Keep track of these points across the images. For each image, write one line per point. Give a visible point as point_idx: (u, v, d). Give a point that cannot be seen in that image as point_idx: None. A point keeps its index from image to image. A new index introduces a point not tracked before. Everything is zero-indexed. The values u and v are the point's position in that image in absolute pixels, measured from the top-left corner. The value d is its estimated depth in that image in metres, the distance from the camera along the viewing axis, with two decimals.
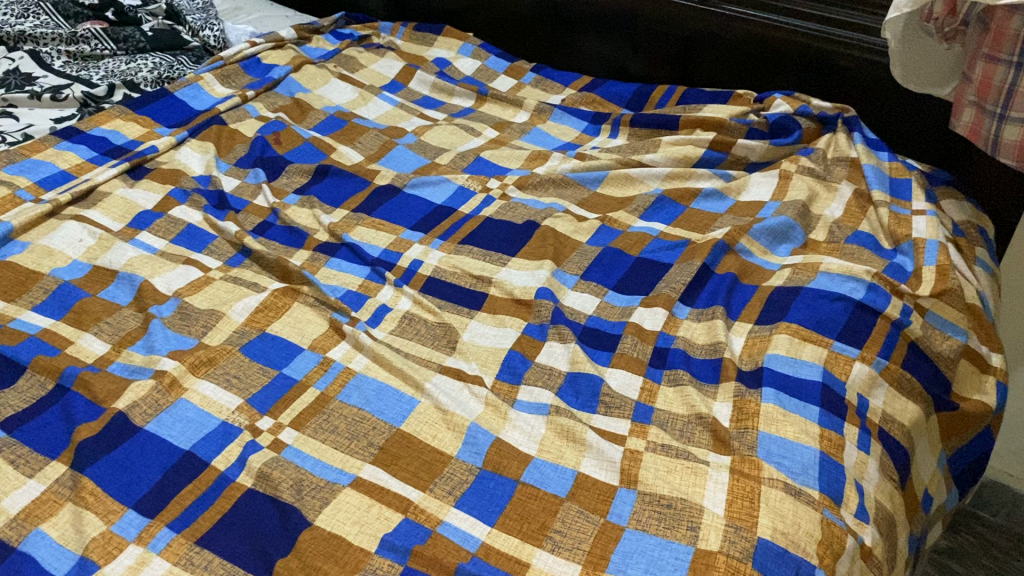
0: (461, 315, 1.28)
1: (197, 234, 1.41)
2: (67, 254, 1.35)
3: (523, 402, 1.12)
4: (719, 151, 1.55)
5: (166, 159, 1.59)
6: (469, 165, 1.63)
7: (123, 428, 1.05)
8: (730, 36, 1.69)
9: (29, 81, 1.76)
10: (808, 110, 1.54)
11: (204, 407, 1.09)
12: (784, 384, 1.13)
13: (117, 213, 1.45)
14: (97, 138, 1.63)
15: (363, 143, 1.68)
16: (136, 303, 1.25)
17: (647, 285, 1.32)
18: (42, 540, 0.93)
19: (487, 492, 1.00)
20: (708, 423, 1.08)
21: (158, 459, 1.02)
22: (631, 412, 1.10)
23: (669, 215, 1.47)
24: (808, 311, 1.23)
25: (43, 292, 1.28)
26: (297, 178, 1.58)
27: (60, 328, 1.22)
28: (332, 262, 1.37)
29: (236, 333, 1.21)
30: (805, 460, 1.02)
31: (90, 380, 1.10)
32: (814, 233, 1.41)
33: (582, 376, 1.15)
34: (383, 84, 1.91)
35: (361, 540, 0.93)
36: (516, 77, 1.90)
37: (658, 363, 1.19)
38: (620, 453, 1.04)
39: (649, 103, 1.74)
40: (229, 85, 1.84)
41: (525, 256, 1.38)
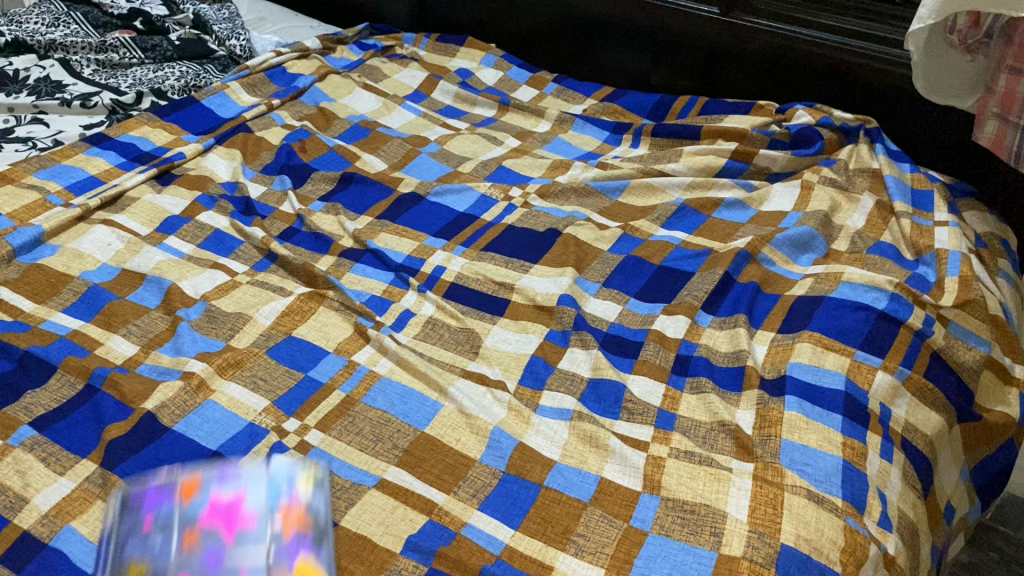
0: (484, 320, 1.29)
1: (224, 240, 1.43)
2: (96, 258, 1.37)
3: (546, 407, 1.12)
4: (740, 161, 1.55)
5: (194, 166, 1.61)
6: (492, 173, 1.64)
7: (152, 427, 1.06)
8: (751, 46, 1.70)
9: (59, 89, 1.79)
10: (830, 121, 1.56)
11: (231, 408, 1.10)
12: (807, 392, 1.13)
13: (146, 217, 1.47)
14: (125, 144, 1.65)
15: (387, 151, 1.69)
16: (164, 306, 1.27)
17: (669, 293, 1.33)
18: (73, 537, 0.94)
19: (510, 495, 1.00)
20: (730, 430, 1.08)
21: (186, 459, 1.03)
22: (654, 419, 1.11)
23: (691, 223, 1.48)
24: (831, 320, 1.23)
25: (73, 295, 1.30)
26: (322, 185, 1.59)
27: (90, 329, 1.23)
28: (357, 267, 1.38)
29: (263, 335, 1.22)
30: (828, 468, 1.03)
31: (120, 381, 1.12)
32: (837, 243, 1.41)
33: (604, 382, 1.15)
34: (406, 93, 1.92)
35: (386, 541, 0.94)
36: (539, 87, 1.92)
37: (681, 371, 1.19)
38: (643, 459, 1.05)
39: (670, 113, 1.75)
40: (255, 93, 1.86)
41: (548, 264, 1.39)
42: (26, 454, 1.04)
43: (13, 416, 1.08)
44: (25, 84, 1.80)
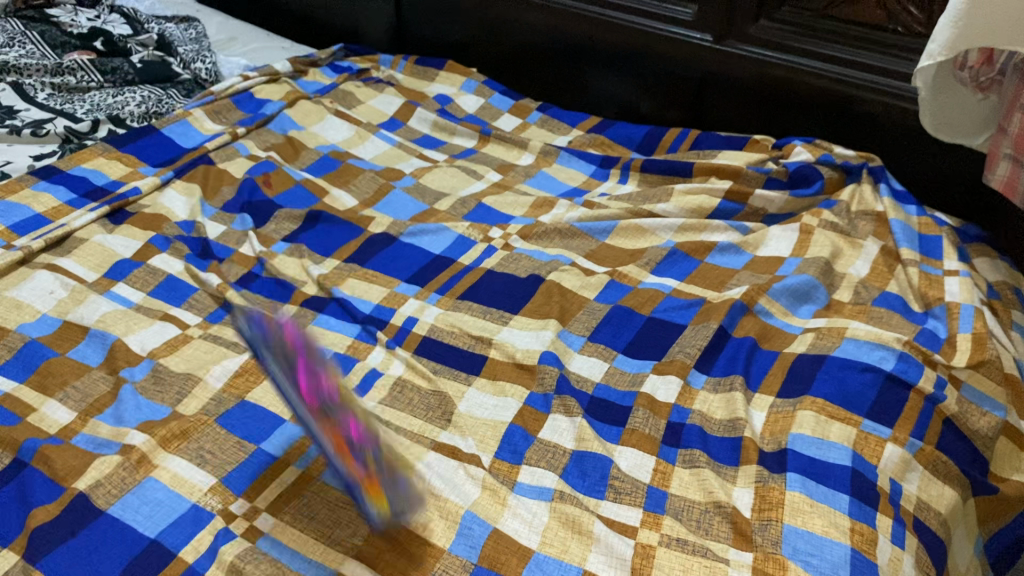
0: (458, 381, 1.18)
1: (177, 286, 1.31)
2: (36, 308, 1.26)
3: (524, 484, 1.02)
4: (735, 202, 1.46)
5: (149, 202, 1.50)
6: (471, 211, 1.54)
7: (84, 511, 0.95)
8: (746, 76, 1.61)
9: (10, 115, 1.68)
10: (830, 159, 1.45)
11: (174, 487, 0.99)
12: (810, 469, 1.03)
13: (93, 261, 1.35)
14: (77, 177, 1.54)
15: (358, 186, 1.59)
16: (107, 364, 1.16)
17: (659, 349, 1.22)
18: None
19: None
20: (727, 513, 0.98)
21: (121, 549, 0.92)
22: (643, 500, 1.01)
23: (683, 269, 1.38)
24: (834, 384, 1.13)
25: (7, 351, 1.18)
26: (286, 225, 1.49)
27: (23, 393, 1.12)
28: (321, 318, 1.28)
29: (213, 400, 1.11)
30: (836, 559, 0.93)
31: (51, 456, 1.01)
32: (838, 293, 1.31)
33: (589, 456, 1.05)
34: (382, 121, 1.82)
35: None
36: (521, 116, 1.82)
37: (672, 442, 1.09)
38: (631, 548, 0.95)
39: (660, 147, 1.65)
40: (220, 121, 1.75)
41: (528, 315, 1.29)
42: None
43: None
44: None
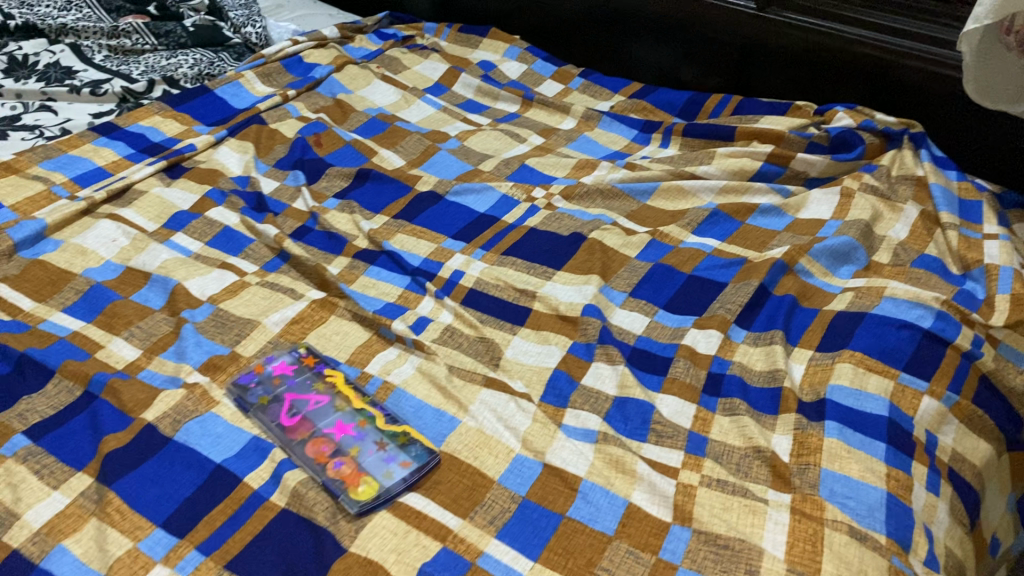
0: (503, 330, 1.22)
1: (233, 237, 1.37)
2: (100, 254, 1.31)
3: (569, 426, 1.06)
4: (777, 165, 1.48)
5: (205, 158, 1.56)
6: (514, 172, 1.57)
7: (153, 439, 1.01)
8: (787, 43, 1.62)
9: (69, 75, 1.74)
10: (872, 125, 1.47)
11: (234, 422, 1.04)
12: (848, 418, 1.05)
13: (153, 212, 1.41)
14: (134, 134, 1.59)
15: (405, 147, 1.63)
16: (169, 307, 1.21)
17: (700, 305, 1.25)
18: (65, 557, 0.89)
19: (530, 523, 0.94)
20: (767, 457, 1.01)
21: (188, 474, 0.97)
22: (684, 443, 1.04)
23: (724, 230, 1.40)
24: (873, 339, 1.15)
25: (74, 294, 1.24)
26: (337, 181, 1.54)
27: (91, 331, 1.18)
28: (372, 270, 1.33)
29: (269, 343, 1.16)
30: (872, 502, 0.95)
31: (119, 388, 1.06)
32: (878, 255, 1.33)
33: (631, 401, 1.09)
34: (426, 86, 1.86)
35: (398, 570, 0.88)
36: (564, 82, 1.84)
37: (713, 391, 1.12)
38: (672, 487, 0.98)
39: (701, 113, 1.67)
40: (270, 83, 1.80)
41: (571, 270, 1.32)
42: (20, 466, 0.98)
43: (7, 423, 1.03)
44: (34, 70, 1.75)
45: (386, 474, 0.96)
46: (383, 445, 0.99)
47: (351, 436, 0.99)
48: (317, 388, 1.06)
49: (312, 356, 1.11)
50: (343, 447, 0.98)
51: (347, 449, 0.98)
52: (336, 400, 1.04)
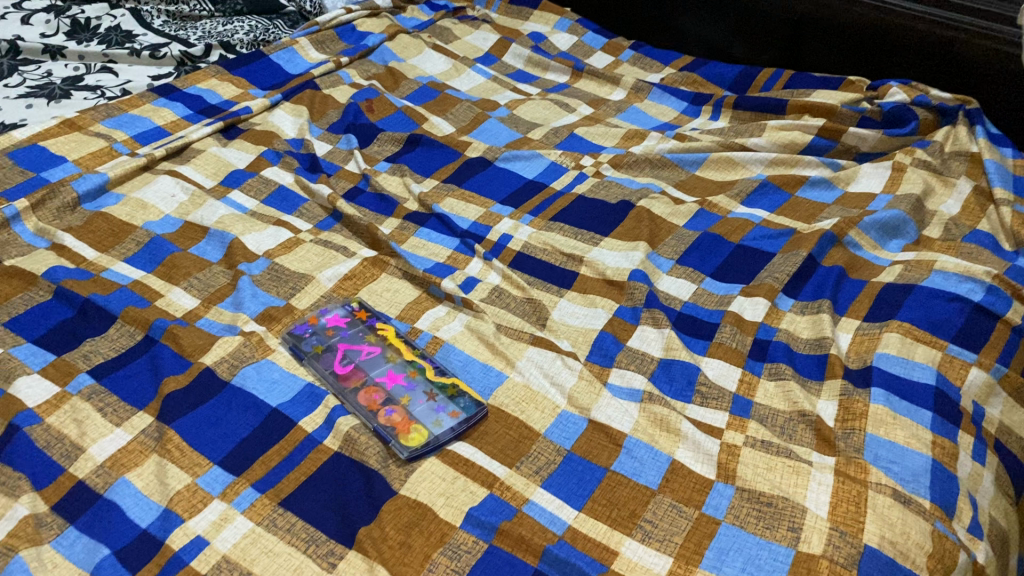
0: (551, 293, 1.24)
1: (288, 196, 1.40)
2: (160, 209, 1.36)
3: (615, 385, 1.08)
4: (827, 139, 1.48)
5: (260, 121, 1.59)
6: (563, 141, 1.58)
7: (210, 383, 1.04)
8: (843, 18, 1.61)
9: (129, 38, 1.77)
10: (926, 101, 1.45)
11: (289, 369, 1.07)
12: (894, 385, 1.05)
13: (210, 170, 1.45)
14: (192, 96, 1.63)
15: (455, 115, 1.65)
16: (226, 260, 1.25)
17: (747, 274, 1.26)
18: (127, 489, 0.92)
19: (575, 475, 0.96)
20: (811, 421, 1.02)
21: (245, 416, 1.01)
22: (729, 405, 1.05)
23: (774, 201, 1.40)
24: (921, 311, 1.15)
25: (135, 245, 1.28)
26: (389, 146, 1.56)
27: (150, 280, 1.21)
28: (422, 232, 1.35)
29: (323, 297, 1.19)
30: (916, 467, 0.96)
31: (179, 333, 1.10)
32: (928, 229, 1.33)
33: (676, 363, 1.10)
34: (477, 56, 1.87)
35: (446, 513, 0.90)
36: (614, 54, 1.85)
37: (759, 356, 1.13)
38: (717, 446, 0.99)
39: (753, 86, 1.67)
40: (324, 50, 1.83)
41: (619, 237, 1.33)
42: (84, 403, 1.01)
43: (71, 362, 1.07)
44: (96, 33, 1.79)
45: (435, 423, 0.98)
46: (432, 396, 1.01)
47: (402, 386, 1.02)
48: (369, 340, 1.09)
49: (365, 311, 1.14)
50: (394, 396, 1.00)
51: (398, 398, 1.00)
52: (387, 351, 1.07)
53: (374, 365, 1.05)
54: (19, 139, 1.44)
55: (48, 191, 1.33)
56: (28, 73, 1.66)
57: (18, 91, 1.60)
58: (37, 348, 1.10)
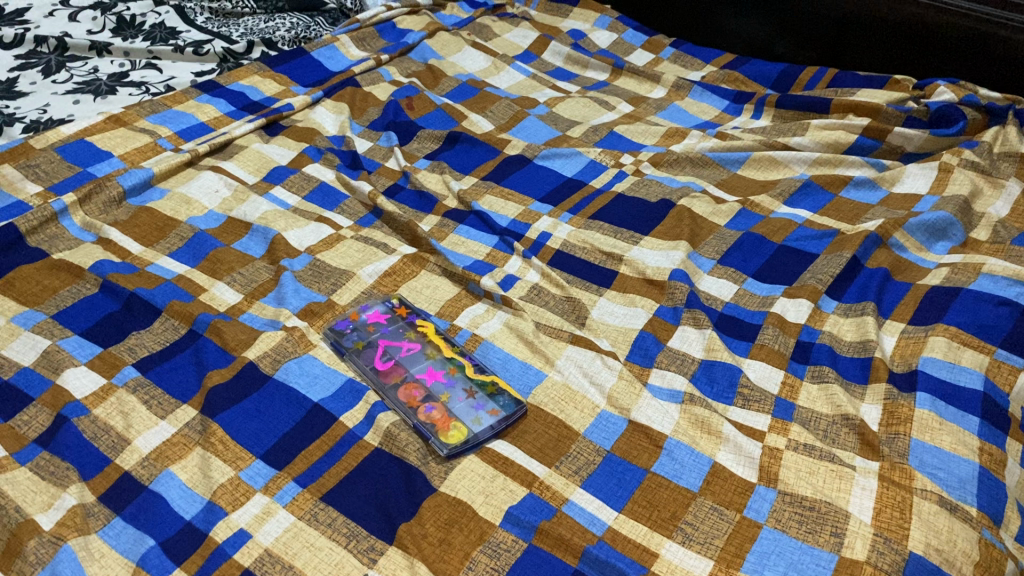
0: (590, 291, 1.24)
1: (330, 193, 1.42)
2: (203, 204, 1.37)
3: (655, 386, 1.07)
4: (872, 138, 1.46)
5: (302, 118, 1.60)
6: (603, 138, 1.58)
7: (254, 377, 1.05)
8: (891, 17, 1.58)
9: (173, 35, 1.79)
10: (975, 100, 1.43)
11: (330, 364, 1.08)
12: (940, 390, 1.04)
13: (253, 166, 1.47)
14: (235, 92, 1.65)
15: (495, 112, 1.65)
16: (269, 256, 1.26)
17: (790, 275, 1.24)
18: (172, 481, 0.93)
19: (615, 475, 0.96)
20: (855, 425, 1.00)
21: (287, 410, 1.02)
22: (771, 407, 1.04)
23: (817, 202, 1.39)
24: (968, 315, 1.13)
25: (179, 240, 1.30)
26: (428, 143, 1.57)
27: (194, 275, 1.23)
28: (461, 229, 1.35)
29: (364, 293, 1.20)
30: (963, 474, 0.94)
31: (222, 328, 1.11)
32: (975, 232, 1.30)
33: (718, 364, 1.09)
34: (516, 53, 1.87)
35: (486, 512, 0.91)
36: (655, 52, 1.85)
37: (801, 358, 1.11)
38: (759, 448, 0.98)
39: (796, 85, 1.66)
40: (365, 48, 1.84)
41: (659, 236, 1.32)
42: (130, 395, 1.03)
43: (118, 355, 1.09)
44: (141, 29, 1.81)
45: (475, 420, 0.98)
46: (472, 393, 1.01)
47: (442, 383, 1.02)
48: (408, 336, 1.09)
49: (405, 307, 1.14)
50: (434, 393, 1.01)
51: (438, 395, 1.00)
52: (427, 348, 1.07)
53: (414, 362, 1.05)
54: (67, 134, 1.46)
55: (94, 186, 1.34)
56: (75, 70, 1.68)
57: (66, 87, 1.62)
58: (84, 340, 1.11)
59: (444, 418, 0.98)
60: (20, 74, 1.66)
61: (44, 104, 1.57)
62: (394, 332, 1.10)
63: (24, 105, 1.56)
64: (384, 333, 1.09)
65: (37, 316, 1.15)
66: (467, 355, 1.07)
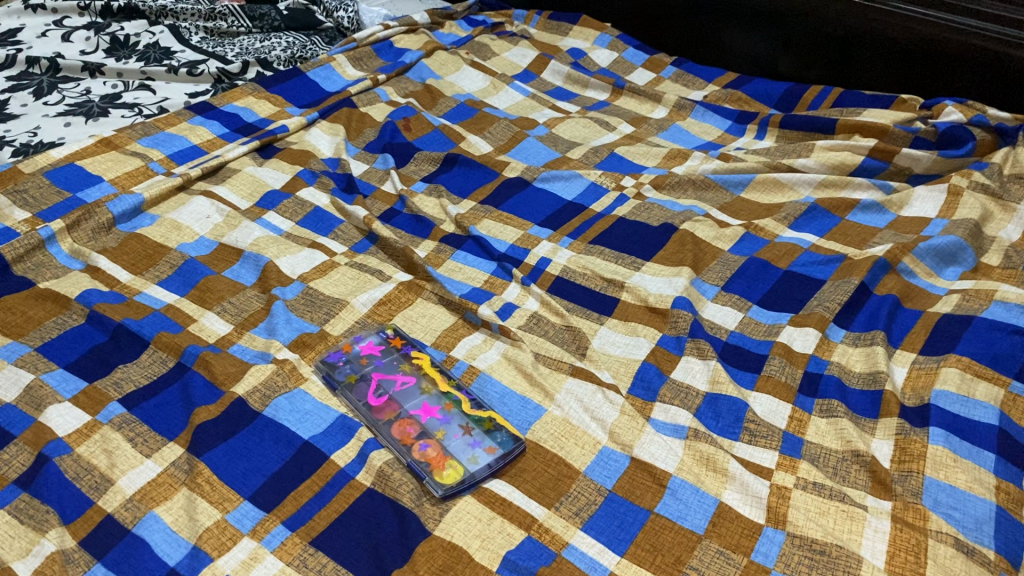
0: (590, 320, 1.20)
1: (324, 218, 1.39)
2: (194, 230, 1.34)
3: (658, 421, 1.03)
4: (879, 160, 1.42)
5: (296, 140, 1.58)
6: (603, 160, 1.55)
7: (242, 413, 1.02)
8: (898, 36, 1.55)
9: (167, 55, 1.76)
10: (984, 120, 1.39)
11: (322, 400, 1.05)
12: (954, 425, 1.00)
13: (246, 190, 1.44)
14: (229, 114, 1.62)
15: (493, 133, 1.62)
16: (260, 284, 1.23)
17: (796, 302, 1.21)
18: (156, 524, 0.89)
19: (617, 517, 0.92)
20: (865, 462, 0.96)
21: (276, 448, 0.98)
22: (779, 443, 1.00)
23: (824, 225, 1.35)
24: (982, 344, 1.09)
25: (169, 268, 1.27)
26: (426, 166, 1.54)
27: (184, 305, 1.20)
28: (458, 254, 1.32)
29: (358, 323, 1.17)
30: (979, 514, 0.90)
31: (211, 361, 1.07)
32: (987, 257, 1.27)
33: (723, 398, 1.05)
34: (515, 72, 1.85)
35: (482, 557, 0.87)
36: (655, 71, 1.82)
37: (809, 391, 1.08)
38: (766, 488, 0.94)
39: (800, 104, 1.63)
40: (362, 68, 1.81)
41: (661, 262, 1.29)
42: (114, 433, 0.99)
43: (103, 390, 1.05)
44: (134, 50, 1.78)
45: (471, 459, 0.94)
46: (468, 429, 0.97)
47: (437, 419, 0.98)
48: (403, 369, 1.05)
49: (399, 338, 1.11)
50: (429, 430, 0.97)
51: (433, 431, 0.97)
52: (422, 381, 1.03)
53: (407, 397, 1.01)
54: (56, 158, 1.43)
55: (83, 213, 1.31)
56: (67, 91, 1.65)
57: (57, 109, 1.59)
58: (69, 374, 1.08)
59: (438, 458, 0.94)
60: (11, 96, 1.63)
61: (35, 126, 1.54)
62: (387, 365, 1.06)
63: (14, 128, 1.53)
64: (378, 366, 1.06)
65: (21, 349, 1.11)
66: (462, 389, 1.03)
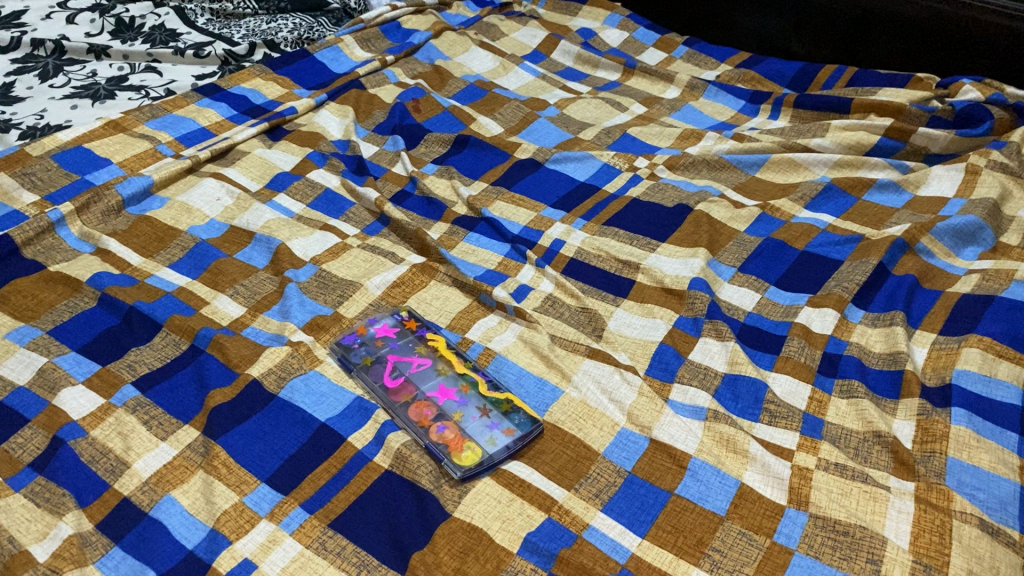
0: (606, 301, 1.19)
1: (335, 200, 1.37)
2: (205, 212, 1.33)
3: (677, 402, 1.02)
4: (895, 139, 1.41)
5: (305, 121, 1.56)
6: (615, 141, 1.53)
7: (258, 396, 1.01)
8: (914, 14, 1.53)
9: (174, 37, 1.74)
10: (1002, 99, 1.38)
11: (337, 381, 1.04)
12: (977, 405, 0.99)
13: (256, 172, 1.43)
14: (237, 96, 1.60)
15: (503, 114, 1.61)
16: (273, 266, 1.22)
17: (814, 283, 1.20)
18: (173, 508, 0.89)
19: (637, 498, 0.91)
20: (888, 442, 0.95)
21: (293, 431, 0.97)
22: (799, 424, 0.99)
23: (840, 206, 1.34)
24: (1004, 324, 1.07)
25: (180, 250, 1.26)
26: (436, 147, 1.52)
27: (196, 287, 1.19)
28: (471, 236, 1.31)
29: (372, 305, 1.16)
30: (1003, 495, 0.90)
31: (225, 344, 1.07)
32: (1006, 236, 1.25)
33: (742, 379, 1.04)
34: (525, 53, 1.83)
35: (502, 539, 0.86)
36: (667, 51, 1.80)
37: (829, 371, 1.07)
38: (788, 469, 0.93)
39: (814, 84, 1.61)
40: (369, 49, 1.80)
41: (676, 242, 1.27)
42: (129, 416, 0.98)
43: (117, 372, 1.04)
44: (140, 32, 1.76)
45: (489, 441, 0.94)
46: (485, 411, 0.96)
47: (454, 401, 0.97)
48: (418, 351, 1.04)
49: (414, 320, 1.10)
50: (446, 412, 0.96)
51: (450, 413, 0.96)
52: (438, 364, 1.03)
53: (423, 379, 1.00)
54: (64, 141, 1.42)
55: (92, 195, 1.30)
56: (73, 73, 1.64)
57: (64, 92, 1.58)
58: (82, 357, 1.07)
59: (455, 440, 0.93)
60: (17, 79, 1.61)
61: (42, 109, 1.53)
62: (402, 347, 1.05)
63: (21, 111, 1.52)
64: (393, 348, 1.05)
65: (33, 332, 1.10)
66: (479, 371, 1.02)
